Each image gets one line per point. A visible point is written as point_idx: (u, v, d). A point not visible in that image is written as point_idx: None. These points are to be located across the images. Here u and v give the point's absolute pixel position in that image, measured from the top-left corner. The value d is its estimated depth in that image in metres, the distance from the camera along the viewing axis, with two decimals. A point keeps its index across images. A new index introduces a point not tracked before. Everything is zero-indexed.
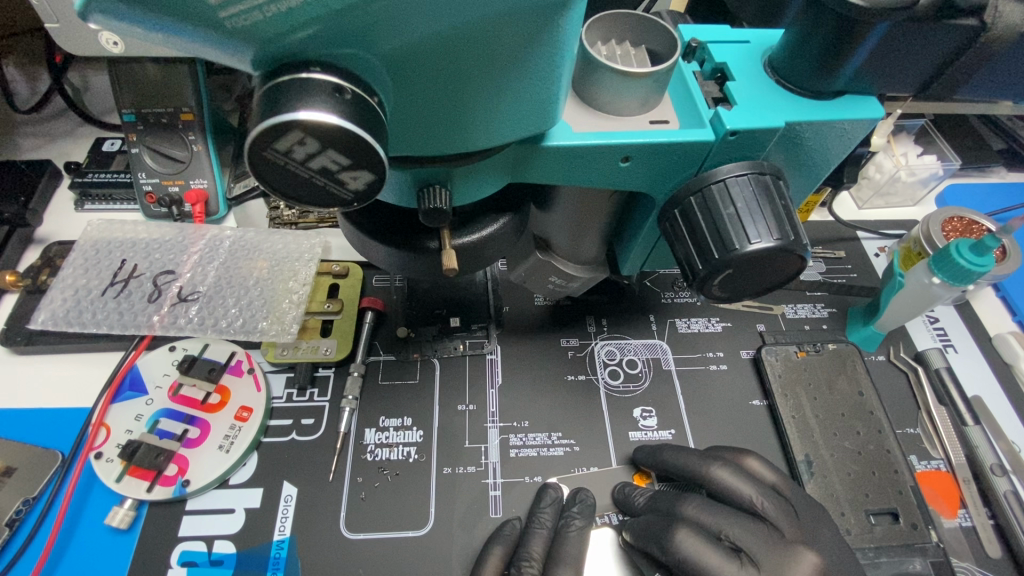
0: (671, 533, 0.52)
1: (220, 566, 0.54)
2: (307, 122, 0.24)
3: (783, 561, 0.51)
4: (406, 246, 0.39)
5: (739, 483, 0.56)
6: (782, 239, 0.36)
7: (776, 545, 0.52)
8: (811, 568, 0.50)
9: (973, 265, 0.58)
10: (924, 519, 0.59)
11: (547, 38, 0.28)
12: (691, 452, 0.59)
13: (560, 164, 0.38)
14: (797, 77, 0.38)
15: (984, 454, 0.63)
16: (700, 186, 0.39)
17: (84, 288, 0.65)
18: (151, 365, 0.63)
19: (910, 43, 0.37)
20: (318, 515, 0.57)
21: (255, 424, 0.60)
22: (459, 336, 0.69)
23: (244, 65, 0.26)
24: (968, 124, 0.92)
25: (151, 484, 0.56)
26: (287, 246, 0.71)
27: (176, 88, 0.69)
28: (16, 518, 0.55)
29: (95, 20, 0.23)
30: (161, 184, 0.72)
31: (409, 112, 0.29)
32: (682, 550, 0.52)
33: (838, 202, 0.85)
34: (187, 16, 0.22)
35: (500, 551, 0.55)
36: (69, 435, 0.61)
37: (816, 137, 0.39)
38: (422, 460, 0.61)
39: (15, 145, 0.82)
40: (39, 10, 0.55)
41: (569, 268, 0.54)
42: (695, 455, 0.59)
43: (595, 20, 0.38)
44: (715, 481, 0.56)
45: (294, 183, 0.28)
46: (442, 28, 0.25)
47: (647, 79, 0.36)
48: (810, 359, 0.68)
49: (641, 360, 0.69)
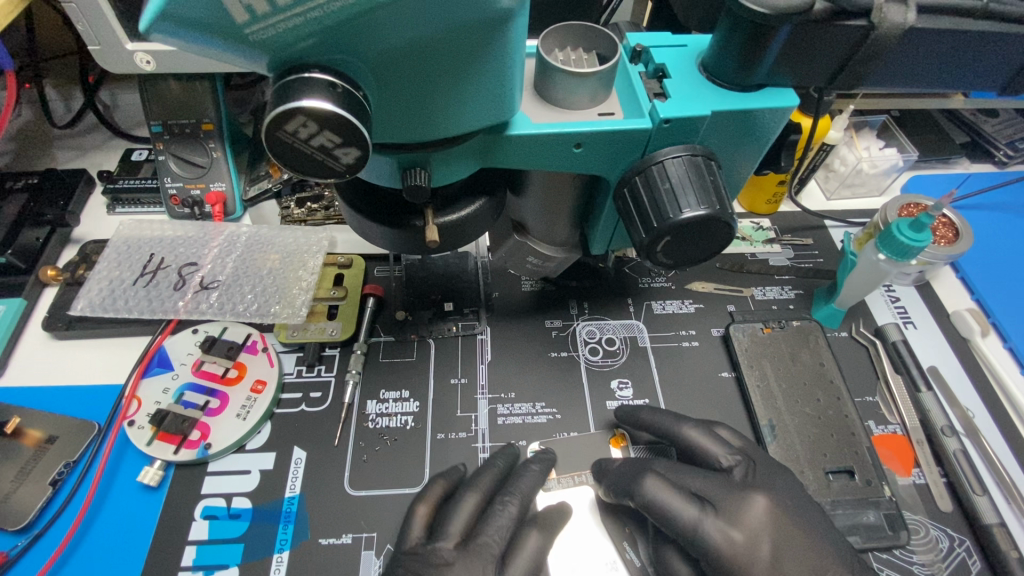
0: (639, 480, 0.58)
1: (238, 520, 0.61)
2: (308, 108, 0.31)
3: (738, 504, 0.58)
4: (395, 224, 0.46)
5: (710, 443, 0.62)
6: (709, 209, 0.43)
7: (732, 490, 0.59)
8: (762, 509, 0.57)
9: (912, 241, 0.63)
10: (878, 475, 0.64)
11: (498, 41, 0.34)
12: (667, 414, 0.65)
13: (524, 151, 0.45)
14: (724, 74, 0.45)
15: (936, 417, 0.68)
16: (643, 167, 0.45)
17: (119, 279, 0.73)
18: (176, 346, 0.70)
19: (812, 42, 0.44)
20: (325, 474, 0.64)
21: (268, 396, 0.67)
22: (452, 318, 0.75)
23: (262, 69, 0.34)
24: (931, 118, 0.98)
25: (178, 447, 0.63)
26: (297, 241, 0.79)
27: (199, 102, 0.78)
28: (59, 478, 0.63)
29: (158, 36, 0.30)
30: (185, 187, 0.80)
31: (391, 105, 0.36)
32: (650, 493, 0.57)
33: (808, 193, 0.91)
34: (221, 33, 0.30)
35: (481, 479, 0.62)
36: (104, 408, 0.68)
37: (743, 123, 0.46)
38: (418, 426, 0.67)
39: (53, 157, 0.91)
40: (84, 34, 0.63)
41: (544, 249, 0.61)
42: (670, 415, 0.65)
43: (550, 31, 0.46)
44: (684, 438, 0.63)
45: (299, 159, 0.35)
46: (411, 38, 0.32)
47: (593, 78, 0.43)
48: (774, 334, 0.74)
49: (619, 338, 0.75)
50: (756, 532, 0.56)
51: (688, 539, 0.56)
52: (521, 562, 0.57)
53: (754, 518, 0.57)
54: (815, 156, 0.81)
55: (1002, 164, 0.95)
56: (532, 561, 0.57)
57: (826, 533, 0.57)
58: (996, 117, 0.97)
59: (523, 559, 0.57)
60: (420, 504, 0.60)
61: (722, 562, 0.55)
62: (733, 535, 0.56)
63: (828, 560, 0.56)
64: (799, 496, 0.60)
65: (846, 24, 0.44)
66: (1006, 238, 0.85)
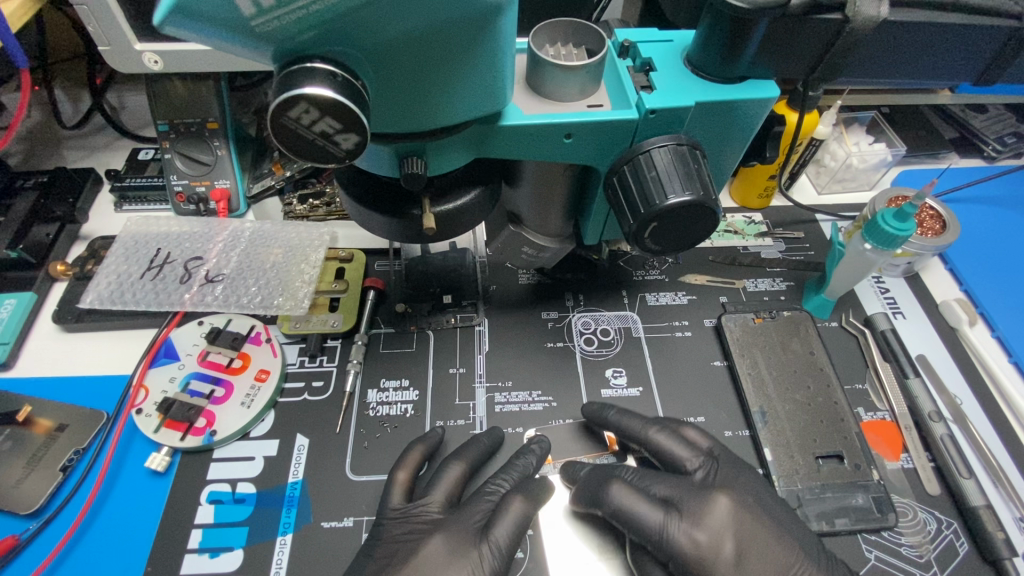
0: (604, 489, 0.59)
1: (243, 504, 0.63)
2: (310, 96, 0.33)
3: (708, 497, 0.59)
4: (393, 213, 0.48)
5: (676, 446, 0.64)
6: (694, 196, 0.45)
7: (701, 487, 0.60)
8: (725, 510, 0.59)
9: (897, 230, 0.65)
10: (867, 459, 0.66)
11: (488, 33, 0.36)
12: (634, 417, 0.66)
13: (516, 141, 0.47)
14: (708, 67, 0.47)
15: (923, 402, 0.70)
16: (631, 156, 0.47)
17: (126, 273, 0.75)
18: (182, 337, 0.72)
19: (791, 35, 0.47)
20: (327, 460, 0.66)
21: (272, 384, 0.69)
22: (451, 310, 0.77)
23: (267, 60, 0.36)
24: (921, 115, 1.00)
25: (184, 434, 0.65)
26: (300, 236, 0.81)
27: (204, 102, 0.81)
28: (69, 465, 0.65)
29: (186, 36, 0.33)
30: (190, 184, 0.83)
31: (388, 96, 0.38)
32: (614, 501, 0.58)
33: (799, 188, 0.93)
34: (232, 26, 0.32)
35: (470, 450, 0.65)
36: (112, 398, 0.70)
37: (727, 114, 0.48)
38: (417, 414, 0.69)
39: (61, 156, 0.93)
40: (94, 35, 0.65)
41: (539, 239, 0.63)
42: (639, 419, 0.66)
43: (540, 27, 0.48)
44: (653, 442, 0.64)
45: (302, 144, 0.37)
46: (406, 30, 0.34)
47: (582, 71, 0.45)
48: (766, 324, 0.76)
49: (613, 329, 0.77)
50: (733, 514, 0.58)
51: (654, 543, 0.58)
52: (506, 525, 0.58)
53: (718, 517, 0.59)
54: (805, 151, 0.83)
55: (991, 159, 0.96)
56: (519, 525, 0.58)
57: (800, 530, 0.59)
58: (985, 113, 0.99)
59: (518, 532, 0.58)
60: (400, 471, 0.62)
61: (688, 565, 0.57)
62: (697, 536, 0.58)
63: (794, 557, 0.57)
64: (761, 495, 0.61)
65: (823, 18, 0.47)
66: (994, 230, 0.87)
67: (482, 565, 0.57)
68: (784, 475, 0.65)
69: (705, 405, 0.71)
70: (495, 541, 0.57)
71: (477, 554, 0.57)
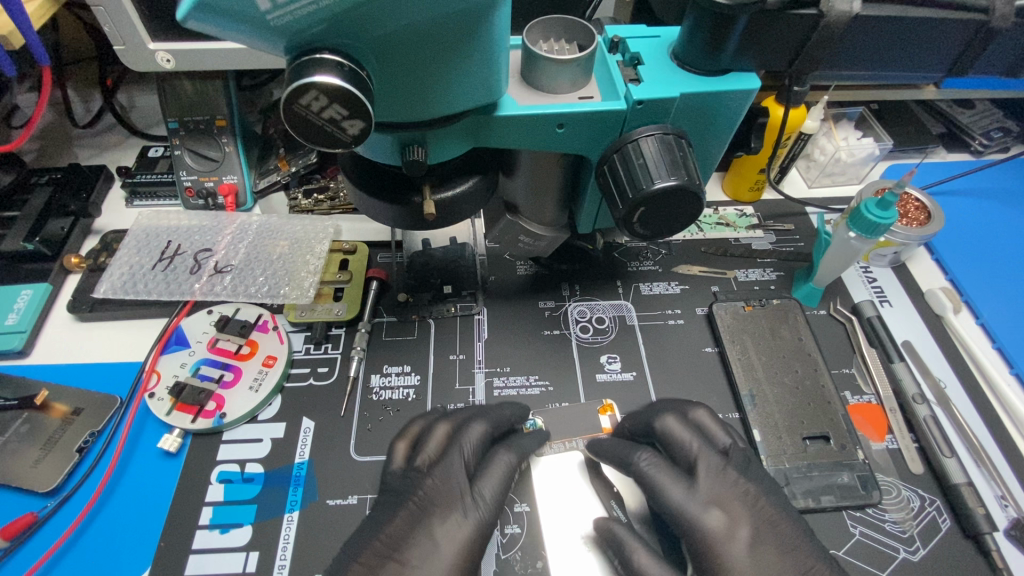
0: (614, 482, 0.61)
1: (251, 483, 0.65)
2: (319, 84, 0.36)
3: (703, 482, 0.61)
4: (396, 200, 0.51)
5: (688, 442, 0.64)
6: (679, 180, 0.48)
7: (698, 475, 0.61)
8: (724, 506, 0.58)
9: (880, 218, 0.68)
10: (853, 440, 0.68)
11: (483, 27, 0.39)
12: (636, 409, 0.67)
13: (511, 130, 0.50)
14: (692, 60, 0.50)
15: (907, 385, 0.72)
16: (620, 145, 0.50)
17: (138, 264, 0.78)
18: (192, 325, 0.75)
19: (769, 29, 0.50)
20: (332, 442, 0.68)
21: (279, 370, 0.72)
22: (451, 300, 0.80)
23: (280, 52, 0.38)
24: (909, 111, 1.02)
25: (195, 416, 0.68)
26: (305, 229, 0.83)
27: (212, 100, 0.84)
28: (85, 446, 0.67)
29: (221, 34, 0.36)
30: (199, 179, 0.86)
31: (391, 87, 0.41)
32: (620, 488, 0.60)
33: (790, 182, 0.95)
34: (248, 19, 0.34)
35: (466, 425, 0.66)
36: (125, 384, 0.73)
37: (711, 105, 0.51)
38: (419, 398, 0.72)
39: (73, 154, 0.96)
40: (110, 34, 0.69)
41: (534, 228, 0.66)
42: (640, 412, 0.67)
43: (533, 24, 0.51)
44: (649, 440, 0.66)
45: (312, 130, 0.40)
46: (407, 24, 0.37)
47: (573, 64, 0.48)
48: (755, 312, 0.78)
49: (608, 317, 0.79)
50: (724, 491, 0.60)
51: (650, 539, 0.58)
52: (491, 479, 0.60)
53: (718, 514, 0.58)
54: (793, 146, 0.86)
55: (978, 153, 0.99)
56: None
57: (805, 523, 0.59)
58: (972, 109, 1.01)
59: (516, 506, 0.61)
60: (402, 451, 0.65)
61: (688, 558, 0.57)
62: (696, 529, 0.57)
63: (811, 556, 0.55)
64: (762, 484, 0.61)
65: (798, 12, 0.51)
66: (979, 222, 0.89)
67: (466, 522, 0.58)
68: (772, 455, 0.67)
69: (696, 389, 0.74)
70: (480, 503, 0.59)
71: (461, 512, 0.58)
